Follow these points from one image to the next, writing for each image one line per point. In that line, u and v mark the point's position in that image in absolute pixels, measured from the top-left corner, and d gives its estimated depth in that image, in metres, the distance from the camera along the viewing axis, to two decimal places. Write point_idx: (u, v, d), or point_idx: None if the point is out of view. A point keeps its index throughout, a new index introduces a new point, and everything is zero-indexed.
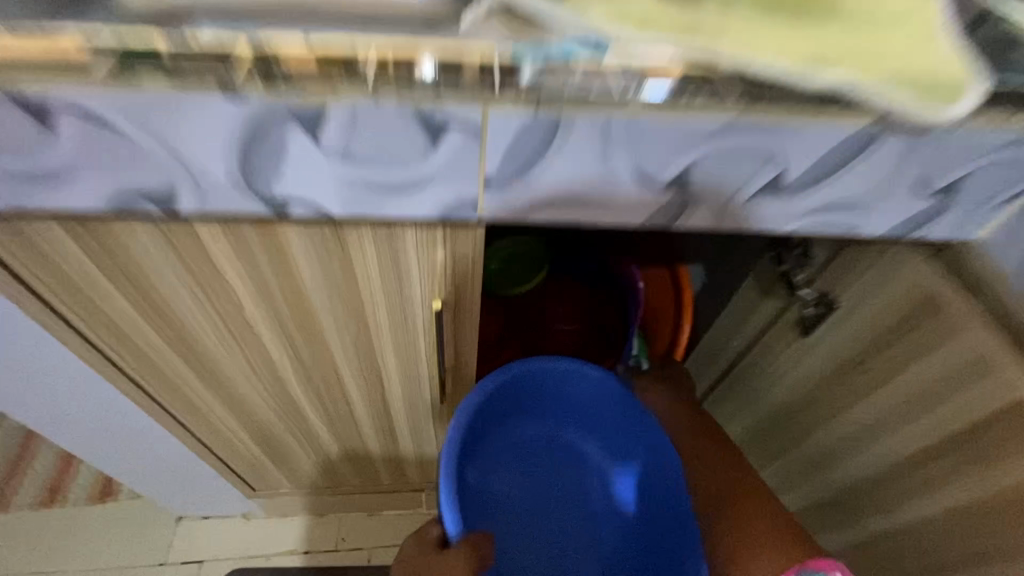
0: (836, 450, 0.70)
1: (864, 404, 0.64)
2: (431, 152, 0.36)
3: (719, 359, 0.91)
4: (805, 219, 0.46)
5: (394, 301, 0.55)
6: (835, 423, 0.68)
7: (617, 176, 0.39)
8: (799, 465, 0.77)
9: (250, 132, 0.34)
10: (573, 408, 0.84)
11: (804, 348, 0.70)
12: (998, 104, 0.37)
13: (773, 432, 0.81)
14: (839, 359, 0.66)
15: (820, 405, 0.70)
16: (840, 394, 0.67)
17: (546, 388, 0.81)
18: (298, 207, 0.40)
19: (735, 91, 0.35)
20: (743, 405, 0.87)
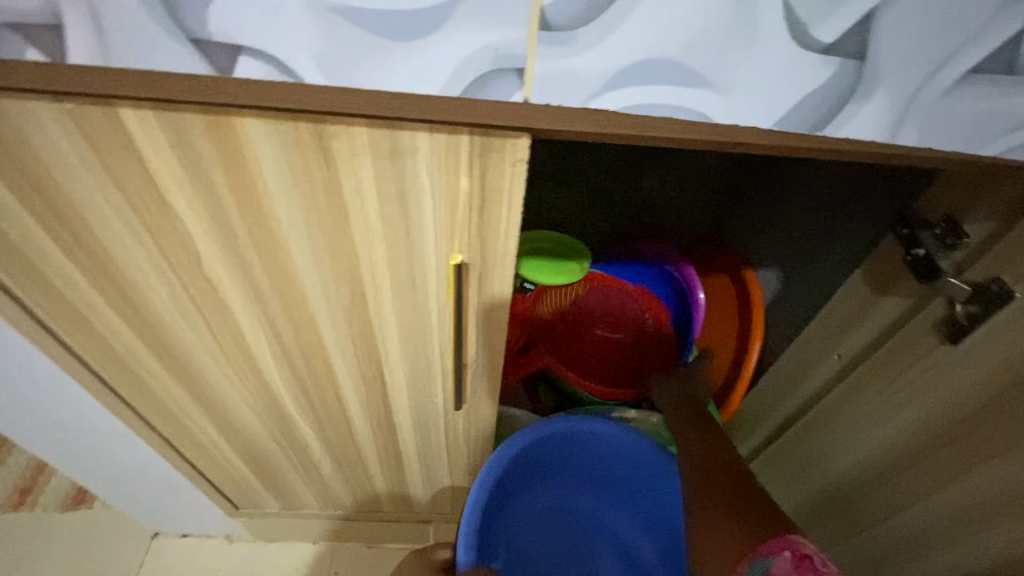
0: (947, 536, 0.52)
1: (989, 473, 0.47)
2: None
3: (774, 411, 0.75)
4: (1001, 140, 0.30)
5: (401, 259, 0.41)
6: (945, 496, 0.52)
7: (760, 17, 0.24)
8: (884, 554, 0.59)
9: None
10: (621, 476, 0.68)
11: (901, 395, 0.55)
12: None
13: (844, 507, 0.64)
14: (951, 413, 0.50)
15: (919, 473, 0.54)
16: (951, 459, 0.51)
17: (587, 446, 0.66)
18: (253, 59, 0.25)
19: None
20: (804, 471, 0.70)
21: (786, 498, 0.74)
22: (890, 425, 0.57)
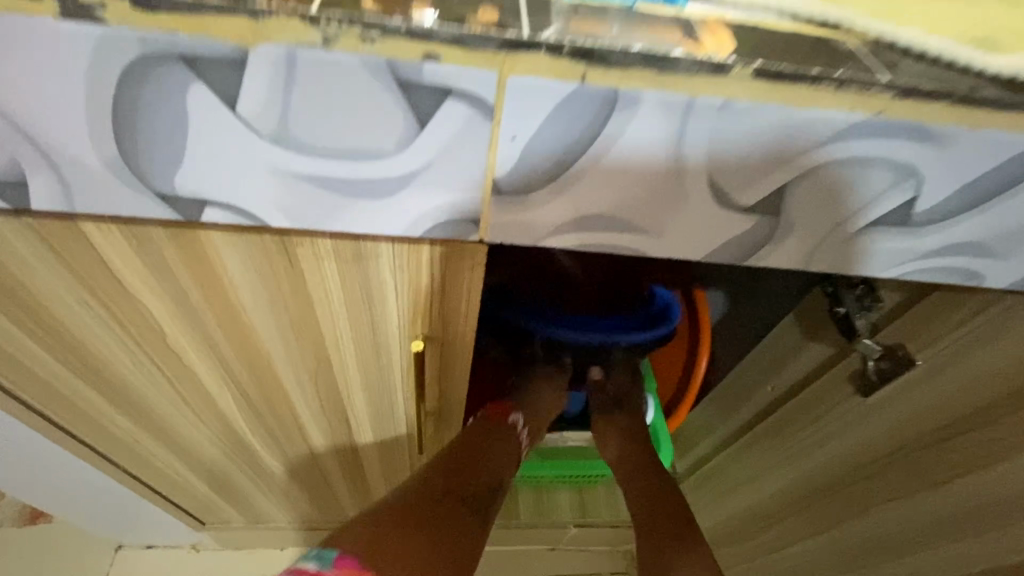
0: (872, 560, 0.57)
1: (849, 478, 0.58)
2: (413, 136, 0.23)
3: (714, 434, 0.82)
4: (900, 267, 0.33)
5: (364, 334, 0.43)
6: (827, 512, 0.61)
7: (687, 188, 0.26)
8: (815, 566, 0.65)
9: (122, 86, 0.21)
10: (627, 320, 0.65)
11: (829, 430, 0.59)
12: None
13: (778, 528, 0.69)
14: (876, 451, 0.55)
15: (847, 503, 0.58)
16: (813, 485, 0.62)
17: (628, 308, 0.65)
18: (218, 210, 0.26)
19: (877, 81, 0.23)
20: (735, 491, 0.76)
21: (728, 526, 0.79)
22: (816, 459, 0.61)
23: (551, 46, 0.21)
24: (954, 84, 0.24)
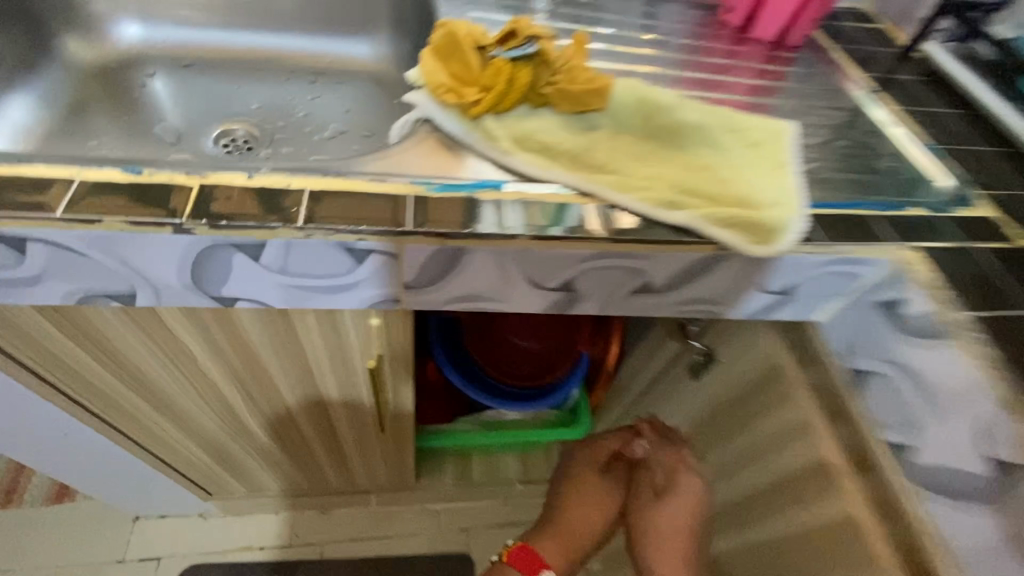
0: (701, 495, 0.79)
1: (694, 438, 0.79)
2: (356, 266, 0.43)
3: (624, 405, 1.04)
4: (668, 311, 0.54)
5: (337, 356, 0.63)
6: None
7: (516, 281, 0.47)
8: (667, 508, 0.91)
9: (198, 254, 0.41)
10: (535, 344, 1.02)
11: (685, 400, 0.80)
12: (807, 242, 0.48)
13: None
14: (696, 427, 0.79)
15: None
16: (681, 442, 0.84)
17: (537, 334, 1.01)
18: (246, 303, 0.46)
19: (601, 231, 0.45)
20: None
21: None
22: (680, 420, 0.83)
23: (424, 231, 0.42)
24: (641, 224, 0.46)
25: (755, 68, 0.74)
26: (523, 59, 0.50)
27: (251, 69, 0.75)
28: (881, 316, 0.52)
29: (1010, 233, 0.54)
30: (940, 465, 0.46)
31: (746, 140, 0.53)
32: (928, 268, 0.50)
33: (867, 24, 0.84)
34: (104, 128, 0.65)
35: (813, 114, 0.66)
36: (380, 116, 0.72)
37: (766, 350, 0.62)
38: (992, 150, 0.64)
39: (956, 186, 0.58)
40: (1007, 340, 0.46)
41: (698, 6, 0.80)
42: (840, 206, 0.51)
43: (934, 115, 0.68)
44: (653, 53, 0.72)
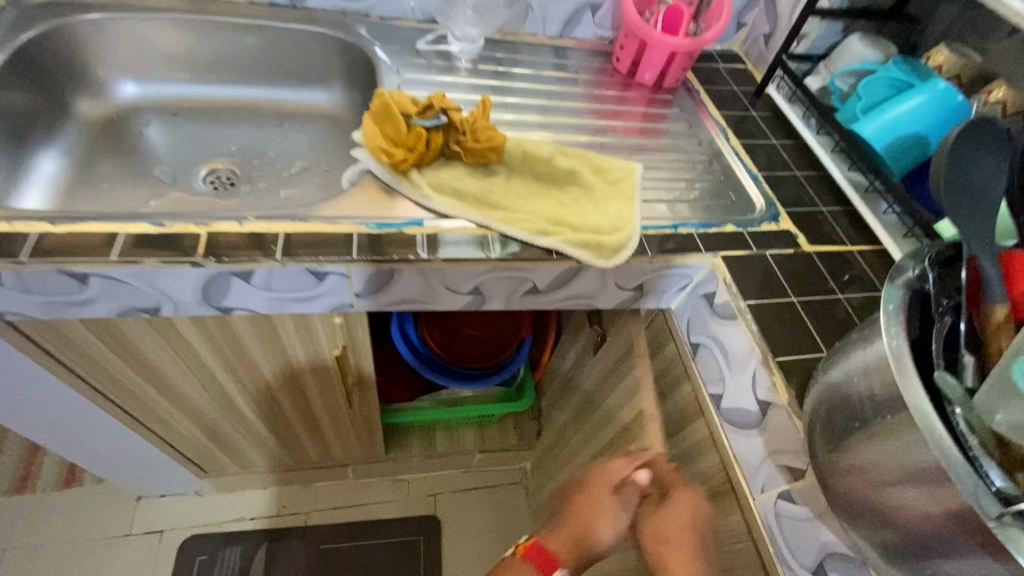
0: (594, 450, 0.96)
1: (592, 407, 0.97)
2: (321, 283, 0.61)
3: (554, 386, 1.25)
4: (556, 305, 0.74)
5: (310, 349, 0.81)
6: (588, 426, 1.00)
7: (437, 289, 0.67)
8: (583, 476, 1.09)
9: (208, 280, 0.58)
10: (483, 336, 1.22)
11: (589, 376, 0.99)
12: (643, 254, 0.69)
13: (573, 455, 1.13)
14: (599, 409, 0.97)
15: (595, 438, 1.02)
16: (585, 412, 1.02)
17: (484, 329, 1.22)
18: (240, 310, 0.64)
19: (495, 252, 0.65)
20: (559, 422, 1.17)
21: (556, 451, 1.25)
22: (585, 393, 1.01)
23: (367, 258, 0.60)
24: (521, 248, 0.66)
25: (639, 111, 0.94)
26: (438, 126, 0.69)
27: (229, 116, 0.91)
28: (704, 303, 0.72)
29: (799, 240, 0.75)
30: (733, 408, 0.66)
31: (605, 179, 0.73)
32: (730, 270, 0.70)
33: (735, 65, 1.03)
34: (112, 171, 0.81)
35: (673, 151, 0.87)
36: (338, 153, 0.90)
37: (645, 324, 0.82)
38: (805, 174, 0.85)
39: (767, 206, 0.79)
40: (773, 320, 0.66)
41: (596, 55, 0.99)
42: (667, 228, 0.73)
43: (768, 146, 0.89)
44: (555, 99, 0.91)
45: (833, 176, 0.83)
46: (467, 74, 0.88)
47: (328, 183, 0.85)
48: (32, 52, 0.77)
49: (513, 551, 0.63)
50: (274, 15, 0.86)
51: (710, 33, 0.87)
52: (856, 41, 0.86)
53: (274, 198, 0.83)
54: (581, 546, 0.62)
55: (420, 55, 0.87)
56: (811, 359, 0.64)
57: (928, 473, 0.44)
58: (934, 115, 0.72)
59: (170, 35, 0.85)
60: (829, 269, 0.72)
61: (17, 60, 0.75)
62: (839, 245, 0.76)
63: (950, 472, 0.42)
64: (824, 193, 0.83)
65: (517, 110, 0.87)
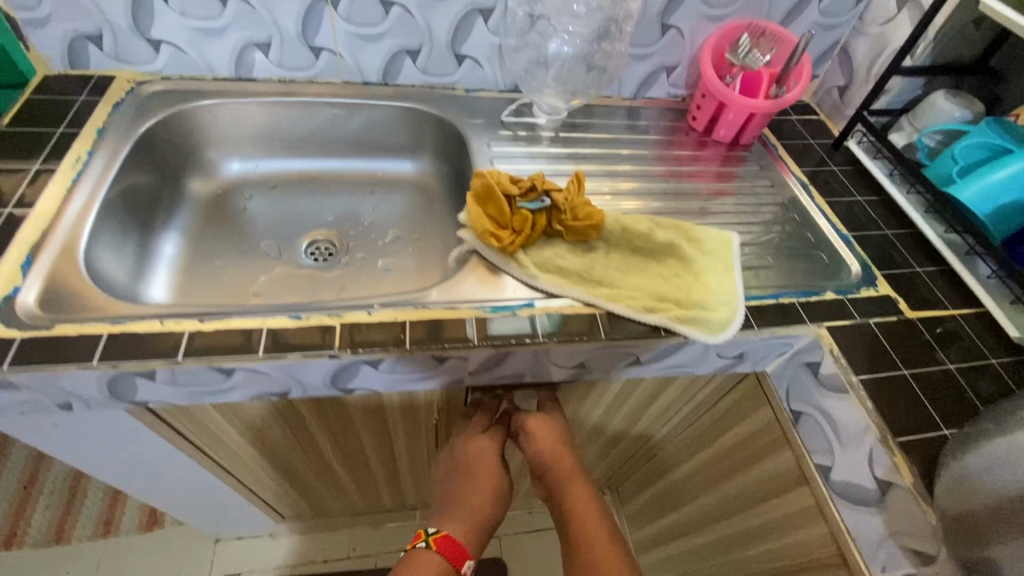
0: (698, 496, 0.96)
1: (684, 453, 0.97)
2: (441, 366, 0.64)
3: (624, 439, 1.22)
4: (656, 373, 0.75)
5: (409, 415, 0.83)
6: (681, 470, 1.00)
7: (545, 365, 0.69)
8: (677, 528, 1.09)
9: (339, 368, 0.61)
10: None
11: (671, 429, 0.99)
12: (748, 327, 0.69)
13: (660, 502, 1.14)
14: (685, 464, 0.99)
15: (682, 492, 1.03)
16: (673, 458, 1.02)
17: None
18: (359, 389, 0.67)
19: (603, 330, 0.67)
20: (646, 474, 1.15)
21: (635, 495, 1.25)
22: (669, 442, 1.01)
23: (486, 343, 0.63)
24: (628, 325, 0.67)
25: (714, 169, 0.95)
26: (541, 209, 0.72)
27: (321, 186, 0.96)
28: (806, 371, 0.73)
29: (901, 306, 0.75)
30: (846, 480, 0.66)
31: (702, 248, 0.74)
32: (835, 341, 0.70)
33: (808, 116, 1.04)
34: (222, 247, 0.86)
35: (756, 210, 0.88)
36: (426, 219, 0.94)
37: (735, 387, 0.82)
38: (895, 232, 0.84)
39: (863, 269, 0.79)
40: (886, 395, 0.66)
41: (668, 112, 1.01)
42: (769, 297, 0.73)
43: (854, 204, 0.89)
44: (635, 161, 0.93)
45: (926, 235, 0.83)
46: (549, 143, 0.91)
47: (420, 251, 0.89)
48: (150, 140, 0.83)
49: (426, 543, 0.72)
50: (366, 92, 0.91)
51: (791, 93, 0.89)
52: (942, 97, 0.87)
53: (370, 268, 0.86)
54: (481, 492, 0.78)
55: (505, 126, 0.91)
56: (931, 438, 0.63)
57: None
58: None
59: (273, 115, 0.90)
60: (937, 339, 0.72)
61: (137, 149, 0.80)
62: (942, 309, 0.75)
63: None
64: (919, 252, 0.82)
65: (601, 176, 0.89)
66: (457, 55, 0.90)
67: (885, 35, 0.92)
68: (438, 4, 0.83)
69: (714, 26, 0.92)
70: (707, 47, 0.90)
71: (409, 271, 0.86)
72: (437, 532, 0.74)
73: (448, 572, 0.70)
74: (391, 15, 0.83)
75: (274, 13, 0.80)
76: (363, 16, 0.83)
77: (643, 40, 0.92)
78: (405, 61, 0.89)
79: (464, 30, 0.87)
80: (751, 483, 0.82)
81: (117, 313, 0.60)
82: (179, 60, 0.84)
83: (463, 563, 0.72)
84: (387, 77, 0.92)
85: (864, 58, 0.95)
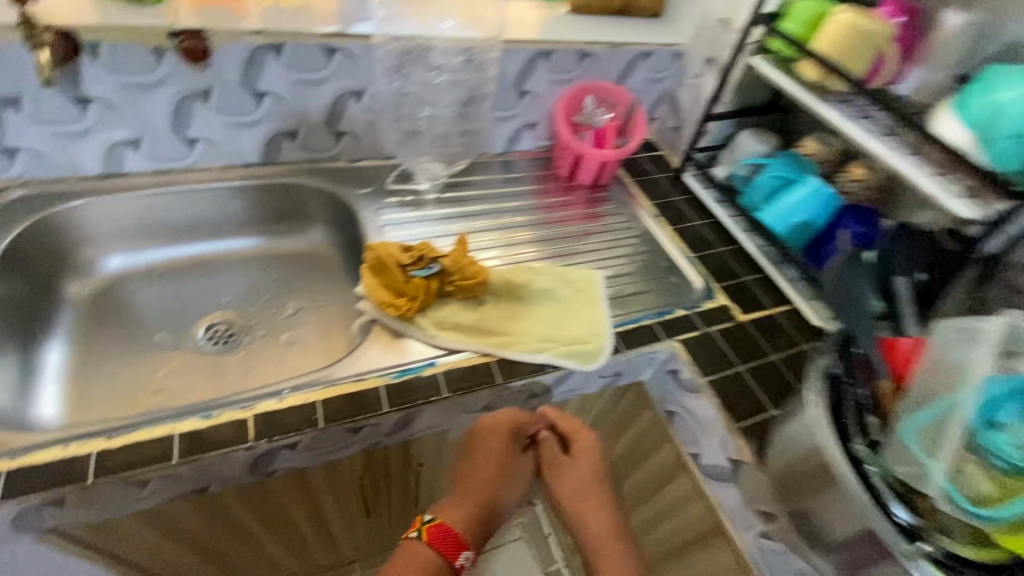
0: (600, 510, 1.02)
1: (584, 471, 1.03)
2: (355, 435, 0.70)
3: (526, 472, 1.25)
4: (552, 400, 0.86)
5: (334, 484, 0.87)
6: None
7: (453, 415, 0.77)
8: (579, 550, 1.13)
9: (257, 458, 0.65)
10: None
11: None
12: (618, 351, 0.83)
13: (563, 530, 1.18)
14: None
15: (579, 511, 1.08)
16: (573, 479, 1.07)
17: None
18: (280, 470, 0.70)
19: (498, 376, 0.76)
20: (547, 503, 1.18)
21: None
22: None
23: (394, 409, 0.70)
24: (519, 367, 0.77)
25: (582, 211, 1.08)
26: (432, 274, 0.81)
27: (213, 269, 0.97)
28: (668, 377, 0.87)
29: (735, 312, 0.93)
30: None
31: (574, 288, 0.88)
32: (687, 351, 0.86)
33: (654, 152, 1.22)
34: (113, 348, 0.85)
35: (619, 244, 1.03)
36: (324, 287, 0.98)
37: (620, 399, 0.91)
38: (726, 249, 1.03)
39: (704, 284, 0.96)
40: (729, 390, 0.82)
41: (537, 161, 1.14)
42: (632, 322, 0.88)
43: (694, 228, 1.07)
44: (512, 210, 1.04)
45: (748, 249, 1.02)
46: (434, 203, 0.99)
47: (323, 320, 0.93)
48: (18, 252, 0.80)
49: (419, 532, 0.78)
50: (249, 175, 0.94)
51: (631, 142, 1.06)
52: (746, 136, 1.07)
53: (275, 345, 0.89)
54: (495, 492, 0.85)
55: (390, 193, 0.98)
56: (763, 419, 0.79)
57: (852, 510, 0.63)
58: (813, 203, 0.93)
59: (152, 208, 0.90)
60: (763, 335, 0.90)
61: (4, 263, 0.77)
62: (765, 310, 0.94)
63: (860, 507, 0.61)
64: (745, 263, 1.01)
65: (484, 229, 0.99)
66: (334, 132, 0.95)
67: (699, 86, 1.11)
68: (309, 91, 0.88)
69: (563, 88, 1.06)
70: (559, 109, 1.05)
71: (315, 342, 0.89)
72: (431, 520, 0.80)
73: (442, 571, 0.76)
74: (264, 103, 0.87)
75: (142, 112, 0.82)
76: (236, 107, 0.86)
77: (505, 104, 1.03)
78: (284, 141, 0.93)
79: (338, 110, 0.93)
80: (639, 482, 0.91)
81: (13, 446, 0.60)
82: (40, 165, 0.82)
83: (457, 556, 0.78)
84: (268, 157, 0.95)
85: (687, 104, 1.14)
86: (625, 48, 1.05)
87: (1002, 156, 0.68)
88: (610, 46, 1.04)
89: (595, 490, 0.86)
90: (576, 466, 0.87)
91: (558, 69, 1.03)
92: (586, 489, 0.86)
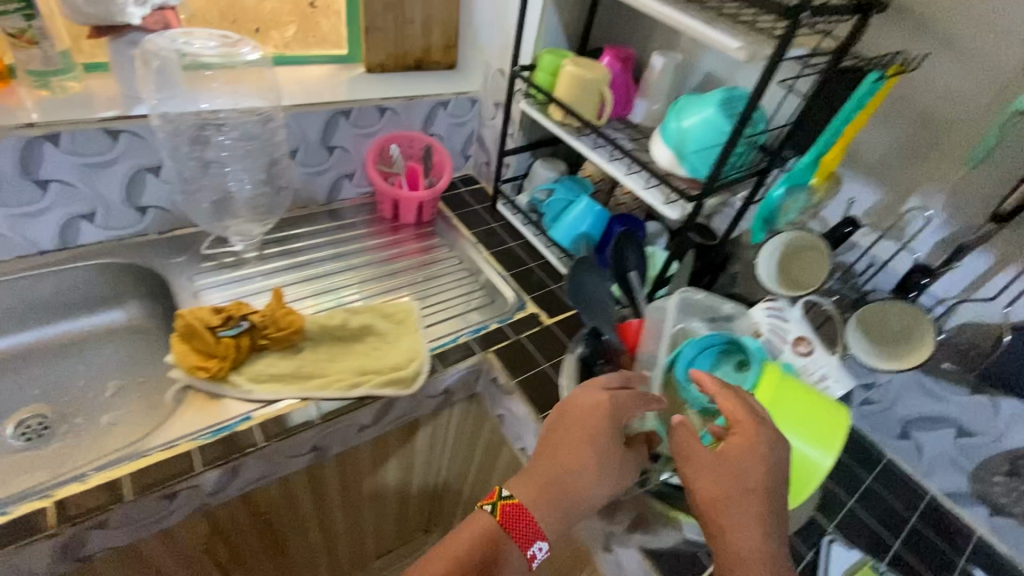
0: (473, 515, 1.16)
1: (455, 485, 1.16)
2: (174, 500, 0.72)
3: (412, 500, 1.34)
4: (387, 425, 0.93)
5: (181, 557, 0.87)
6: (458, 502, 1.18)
7: (280, 461, 0.81)
8: None
9: (64, 544, 0.66)
10: None
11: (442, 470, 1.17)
12: (435, 371, 0.92)
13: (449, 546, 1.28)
14: None
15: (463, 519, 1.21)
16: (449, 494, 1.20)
17: None
18: (99, 551, 0.71)
19: (318, 416, 0.82)
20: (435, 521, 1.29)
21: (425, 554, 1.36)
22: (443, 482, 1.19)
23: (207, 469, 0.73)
24: (339, 405, 0.84)
25: (414, 246, 1.18)
26: (243, 331, 0.85)
27: (23, 364, 0.94)
28: (491, 384, 0.99)
29: (542, 317, 1.07)
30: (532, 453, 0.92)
31: (392, 321, 0.96)
32: (500, 359, 0.97)
33: (473, 186, 1.36)
34: None
35: (442, 274, 1.14)
36: (151, 360, 0.98)
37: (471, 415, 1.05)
38: (536, 263, 1.18)
39: (517, 297, 1.10)
40: (538, 386, 0.94)
41: (362, 208, 1.23)
42: (449, 341, 0.98)
43: (508, 249, 1.21)
44: (339, 256, 1.11)
45: (551, 261, 1.18)
46: (257, 261, 1.04)
47: (149, 395, 0.93)
48: None
49: (492, 504, 0.60)
50: (49, 262, 0.93)
51: (439, 182, 1.17)
52: (540, 165, 1.23)
53: (96, 428, 0.88)
54: (567, 480, 0.62)
55: (207, 258, 1.02)
56: None
57: None
58: (589, 217, 1.10)
59: None
60: (567, 333, 1.04)
61: None
62: (569, 311, 1.09)
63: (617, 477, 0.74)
64: (551, 273, 1.16)
65: (310, 277, 1.05)
66: (137, 208, 0.97)
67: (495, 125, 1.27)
68: (98, 173, 0.90)
69: (370, 140, 1.16)
70: (368, 160, 1.14)
71: (141, 418, 0.90)
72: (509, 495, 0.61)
73: (493, 553, 0.57)
74: (50, 191, 0.88)
75: None
76: (18, 198, 0.86)
77: (315, 161, 1.11)
78: (82, 224, 0.94)
79: (136, 187, 0.95)
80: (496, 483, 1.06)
81: None
82: None
83: (532, 545, 0.58)
84: (68, 241, 0.94)
85: (490, 141, 1.29)
86: (422, 99, 1.17)
87: (694, 167, 0.87)
88: (406, 98, 1.16)
89: (747, 484, 0.54)
90: (721, 465, 0.55)
91: (360, 124, 1.12)
92: (738, 496, 0.54)
